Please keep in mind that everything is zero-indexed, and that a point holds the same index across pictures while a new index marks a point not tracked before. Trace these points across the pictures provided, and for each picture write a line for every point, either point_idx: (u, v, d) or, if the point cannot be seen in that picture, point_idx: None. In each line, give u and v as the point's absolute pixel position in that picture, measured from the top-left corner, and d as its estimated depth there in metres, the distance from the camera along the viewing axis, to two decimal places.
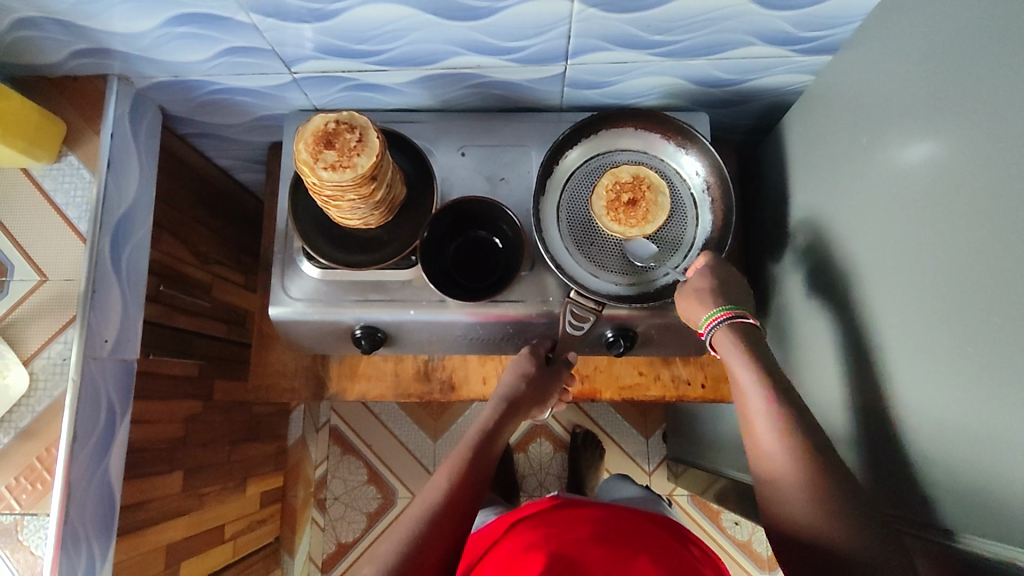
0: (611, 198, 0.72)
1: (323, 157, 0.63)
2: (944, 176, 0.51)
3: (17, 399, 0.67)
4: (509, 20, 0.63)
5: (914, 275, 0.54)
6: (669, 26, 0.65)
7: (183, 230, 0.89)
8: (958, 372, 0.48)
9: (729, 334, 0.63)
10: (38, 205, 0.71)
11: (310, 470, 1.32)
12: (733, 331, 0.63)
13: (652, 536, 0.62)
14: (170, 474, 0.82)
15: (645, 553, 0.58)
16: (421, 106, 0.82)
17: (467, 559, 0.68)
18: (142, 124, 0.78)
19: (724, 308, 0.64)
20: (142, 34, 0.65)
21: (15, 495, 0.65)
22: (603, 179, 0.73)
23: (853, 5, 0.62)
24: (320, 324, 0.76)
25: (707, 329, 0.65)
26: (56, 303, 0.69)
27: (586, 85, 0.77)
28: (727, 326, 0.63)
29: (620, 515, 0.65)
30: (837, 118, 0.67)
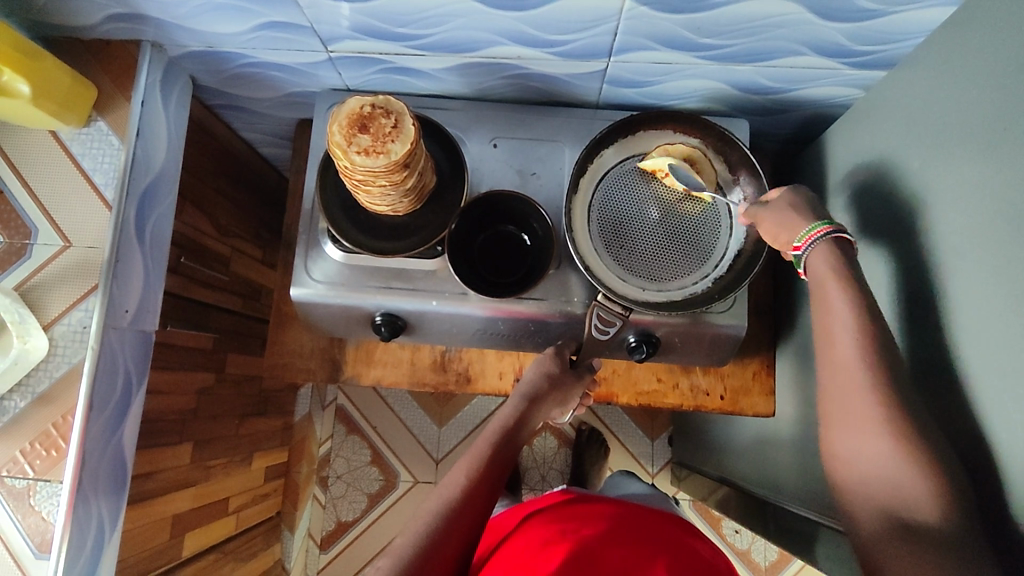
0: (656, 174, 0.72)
1: (357, 141, 0.61)
2: (1010, 209, 0.49)
3: (35, 364, 0.66)
4: (556, 12, 0.61)
5: (974, 308, 0.52)
6: (720, 30, 0.63)
7: (205, 202, 0.88)
8: (1017, 414, 0.46)
9: (829, 250, 0.59)
10: (65, 169, 0.71)
11: (314, 447, 1.32)
12: (833, 249, 0.59)
13: (668, 535, 0.61)
14: (180, 446, 0.82)
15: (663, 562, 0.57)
16: (455, 94, 0.81)
17: (479, 548, 0.68)
18: (173, 92, 0.77)
19: (821, 223, 0.60)
20: (181, 3, 0.64)
21: (29, 460, 0.66)
22: (655, 152, 0.72)
23: (913, 21, 0.60)
24: (340, 308, 0.76)
25: (803, 245, 0.61)
26: (79, 270, 0.68)
27: (627, 83, 0.76)
28: (825, 243, 0.60)
29: (639, 513, 0.64)
30: (893, 136, 0.65)
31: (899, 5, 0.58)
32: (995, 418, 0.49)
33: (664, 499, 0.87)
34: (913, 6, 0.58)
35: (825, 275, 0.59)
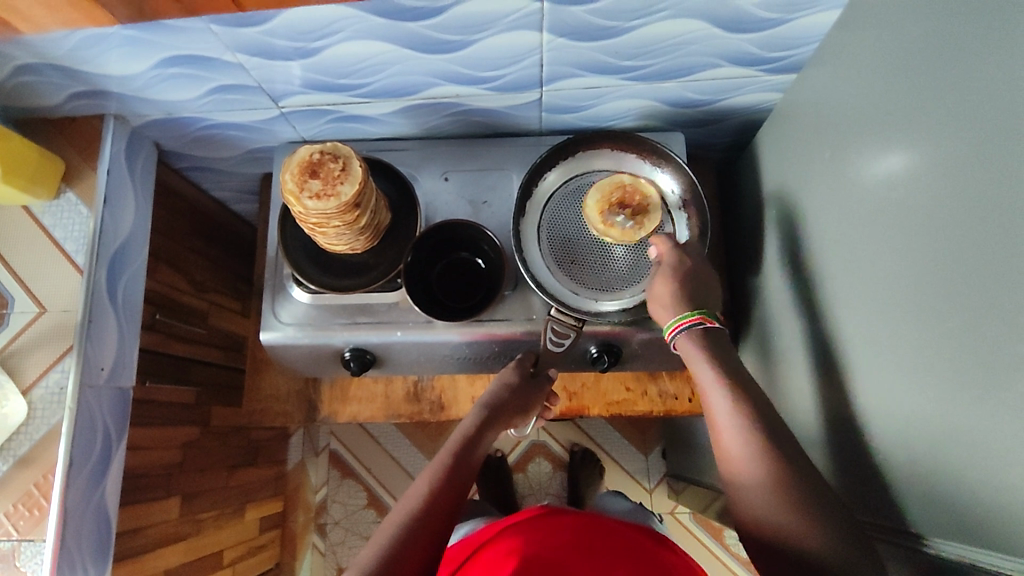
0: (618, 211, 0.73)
1: (308, 187, 0.65)
2: (898, 189, 0.52)
3: (15, 427, 0.69)
4: (483, 51, 0.66)
5: (880, 286, 0.55)
6: (637, 52, 0.68)
7: (179, 260, 0.92)
8: (923, 377, 0.49)
9: (692, 342, 0.65)
10: (38, 240, 0.74)
11: (310, 495, 1.33)
12: (695, 340, 0.65)
13: (634, 541, 0.63)
14: (167, 500, 0.84)
15: (626, 561, 0.59)
16: (406, 135, 0.85)
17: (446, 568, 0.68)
18: (138, 159, 0.82)
19: (685, 317, 0.66)
20: (136, 76, 0.69)
21: (14, 521, 0.67)
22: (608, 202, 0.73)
23: (813, 26, 0.65)
24: (310, 347, 0.78)
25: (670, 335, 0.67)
26: (54, 334, 0.71)
27: (563, 110, 0.80)
28: (688, 334, 0.66)
29: (612, 526, 0.65)
30: (806, 133, 0.69)
31: (795, 12, 0.63)
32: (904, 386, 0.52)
33: (647, 515, 0.89)
34: (809, 11, 0.63)
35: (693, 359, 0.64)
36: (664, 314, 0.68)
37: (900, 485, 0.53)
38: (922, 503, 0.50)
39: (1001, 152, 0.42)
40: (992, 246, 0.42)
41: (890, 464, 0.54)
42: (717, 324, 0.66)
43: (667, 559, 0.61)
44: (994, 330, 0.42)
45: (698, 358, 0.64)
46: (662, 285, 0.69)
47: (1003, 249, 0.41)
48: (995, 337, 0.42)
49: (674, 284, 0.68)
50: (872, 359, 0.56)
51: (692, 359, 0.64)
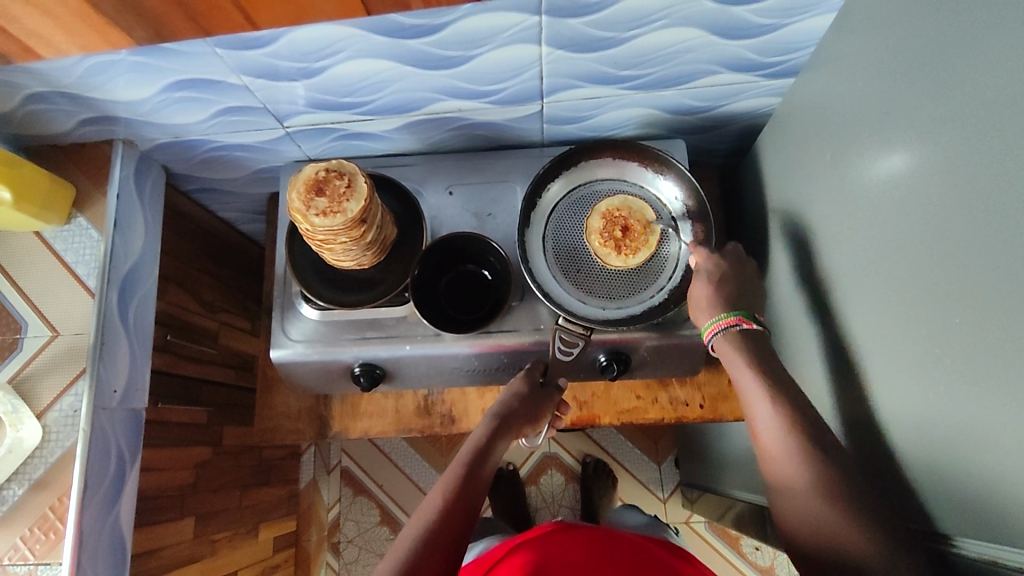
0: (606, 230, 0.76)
1: (314, 204, 0.66)
2: (901, 188, 0.53)
3: (30, 451, 0.69)
4: (483, 65, 0.67)
5: (888, 285, 0.55)
6: (637, 61, 0.69)
7: (189, 281, 0.93)
8: (933, 373, 0.49)
9: (729, 342, 0.67)
10: (50, 265, 0.76)
11: (323, 513, 1.32)
12: (733, 340, 0.66)
13: (650, 558, 0.62)
14: (181, 520, 0.84)
15: None
16: (410, 150, 0.86)
17: None
18: (146, 183, 0.83)
19: (724, 316, 0.67)
20: (144, 101, 0.70)
21: (30, 545, 0.68)
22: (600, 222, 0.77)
23: (809, 30, 0.65)
24: (320, 363, 0.78)
25: (708, 337, 0.68)
26: (67, 358, 0.72)
27: (565, 120, 0.81)
28: (727, 334, 0.67)
29: (625, 543, 0.65)
30: (807, 136, 0.69)
31: (790, 17, 0.63)
32: (915, 383, 0.51)
33: (661, 525, 0.88)
34: (805, 16, 0.63)
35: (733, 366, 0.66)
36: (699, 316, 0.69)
37: (919, 484, 0.52)
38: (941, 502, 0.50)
39: (999, 146, 0.42)
40: (995, 239, 0.42)
41: (905, 465, 0.54)
42: (756, 325, 0.67)
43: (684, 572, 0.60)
44: (1001, 323, 0.42)
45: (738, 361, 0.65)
46: (699, 288, 0.70)
47: (1005, 244, 0.41)
48: (1001, 331, 0.42)
49: (712, 287, 0.70)
50: (883, 359, 0.56)
51: (728, 354, 0.67)
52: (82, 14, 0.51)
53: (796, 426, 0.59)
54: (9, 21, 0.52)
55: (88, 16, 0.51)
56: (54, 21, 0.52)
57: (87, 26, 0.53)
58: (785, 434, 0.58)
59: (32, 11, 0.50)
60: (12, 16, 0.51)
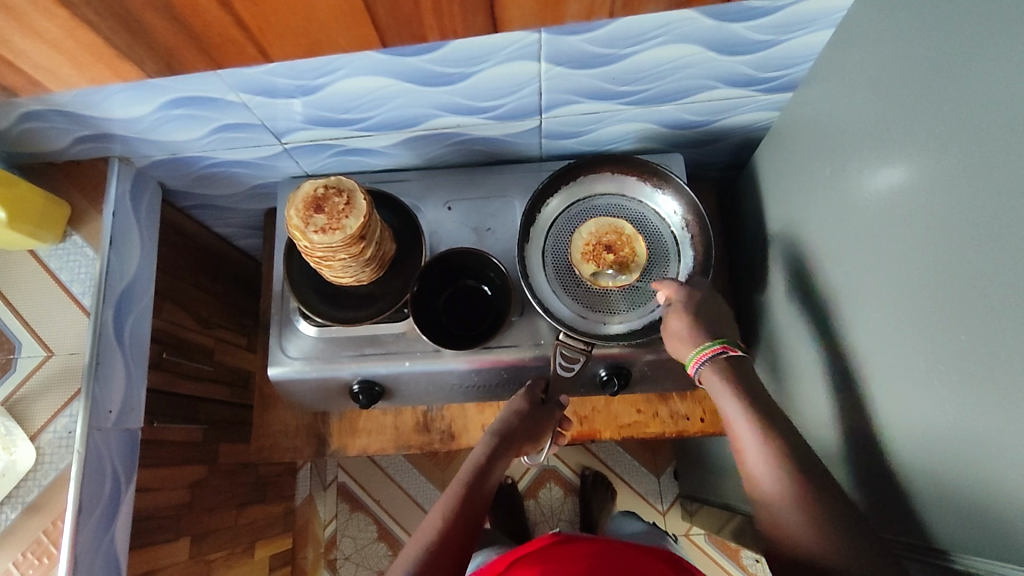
0: (596, 238, 0.77)
1: (313, 221, 0.65)
2: (900, 203, 0.53)
3: (23, 474, 0.68)
4: (482, 82, 0.67)
5: (888, 300, 0.55)
6: (634, 77, 0.69)
7: (185, 298, 0.92)
8: (936, 389, 0.49)
9: (716, 372, 0.65)
10: (44, 283, 0.75)
11: (319, 530, 1.31)
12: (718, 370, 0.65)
13: (652, 569, 0.61)
14: (176, 541, 0.82)
15: None
16: (408, 165, 0.86)
17: None
18: (143, 200, 0.82)
19: (708, 346, 0.66)
20: (140, 118, 0.69)
21: (22, 571, 0.66)
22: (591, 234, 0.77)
23: (805, 46, 0.66)
24: (318, 381, 0.78)
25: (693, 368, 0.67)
26: (61, 378, 0.71)
27: (564, 135, 0.81)
28: (711, 364, 0.65)
29: (622, 552, 0.64)
30: (804, 150, 0.69)
31: (788, 34, 0.64)
32: (917, 399, 0.51)
33: (661, 534, 0.87)
34: (802, 32, 0.64)
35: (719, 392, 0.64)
36: (682, 349, 0.68)
37: (918, 496, 0.52)
38: (937, 515, 0.50)
39: (998, 166, 0.42)
40: (991, 256, 0.43)
41: (910, 481, 0.53)
42: (740, 353, 0.66)
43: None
44: (1003, 338, 0.42)
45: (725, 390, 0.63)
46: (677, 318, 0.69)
47: (1004, 260, 0.42)
48: (1006, 348, 0.42)
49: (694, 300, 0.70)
50: (884, 375, 0.56)
51: (714, 381, 0.65)
52: (92, 49, 0.51)
53: (803, 439, 0.59)
54: (16, 56, 0.52)
55: (107, 44, 0.51)
56: (62, 56, 0.52)
57: (94, 58, 0.53)
58: (785, 451, 0.57)
59: (45, 47, 0.51)
60: (18, 50, 0.52)
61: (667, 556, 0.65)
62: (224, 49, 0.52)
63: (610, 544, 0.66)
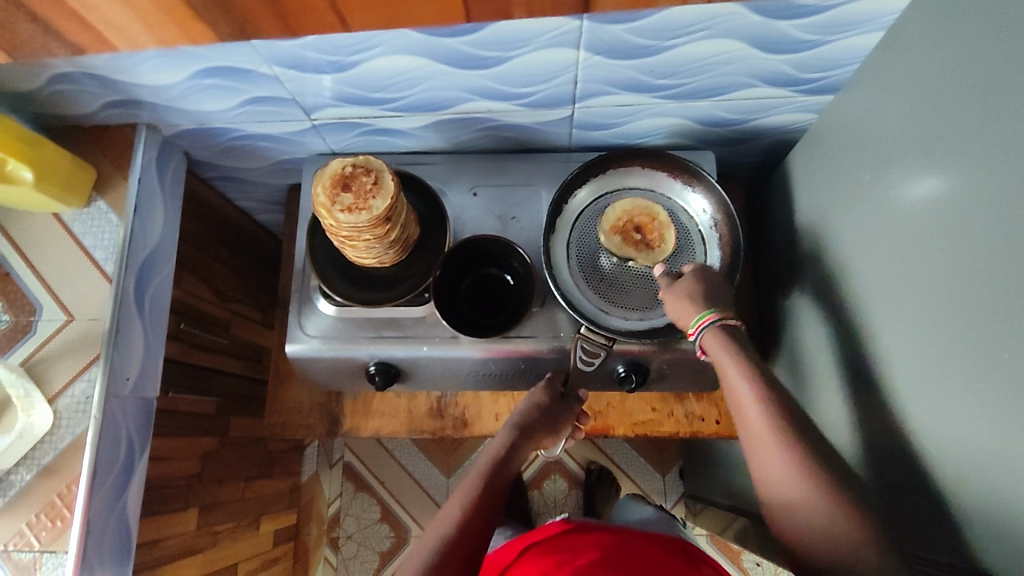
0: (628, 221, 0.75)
1: (340, 200, 0.65)
2: (946, 213, 0.51)
3: (40, 436, 0.68)
4: (518, 67, 0.66)
5: (925, 312, 0.53)
6: (673, 71, 0.68)
7: (204, 269, 0.92)
8: (971, 405, 0.47)
9: (720, 340, 0.63)
10: (67, 247, 0.75)
11: (323, 507, 1.32)
12: (723, 338, 0.63)
13: (667, 557, 0.61)
14: (185, 511, 0.83)
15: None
16: (435, 149, 0.85)
17: None
18: (168, 169, 0.82)
19: (709, 312, 0.65)
20: (171, 86, 0.69)
21: (36, 532, 0.67)
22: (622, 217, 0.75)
23: (851, 47, 0.64)
24: (334, 361, 0.78)
25: (695, 331, 0.65)
26: (81, 343, 0.71)
27: (595, 126, 0.80)
28: (715, 330, 0.64)
29: (634, 541, 0.64)
30: (843, 153, 0.68)
31: (835, 34, 0.62)
32: (944, 416, 0.50)
33: (670, 521, 0.86)
34: (849, 33, 0.62)
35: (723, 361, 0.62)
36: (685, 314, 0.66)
37: (938, 512, 0.52)
38: (956, 532, 0.50)
39: None
40: None
41: (931, 496, 0.53)
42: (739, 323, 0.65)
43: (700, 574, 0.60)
44: None
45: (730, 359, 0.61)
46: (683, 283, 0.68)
47: None
48: None
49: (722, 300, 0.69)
50: (910, 388, 0.55)
51: (718, 350, 0.63)
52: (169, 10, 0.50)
53: None
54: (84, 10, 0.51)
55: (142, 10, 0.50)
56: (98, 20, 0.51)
57: (131, 23, 0.52)
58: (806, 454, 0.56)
59: None
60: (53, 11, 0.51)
61: (680, 546, 0.65)
62: (262, 17, 0.51)
63: (625, 535, 0.66)
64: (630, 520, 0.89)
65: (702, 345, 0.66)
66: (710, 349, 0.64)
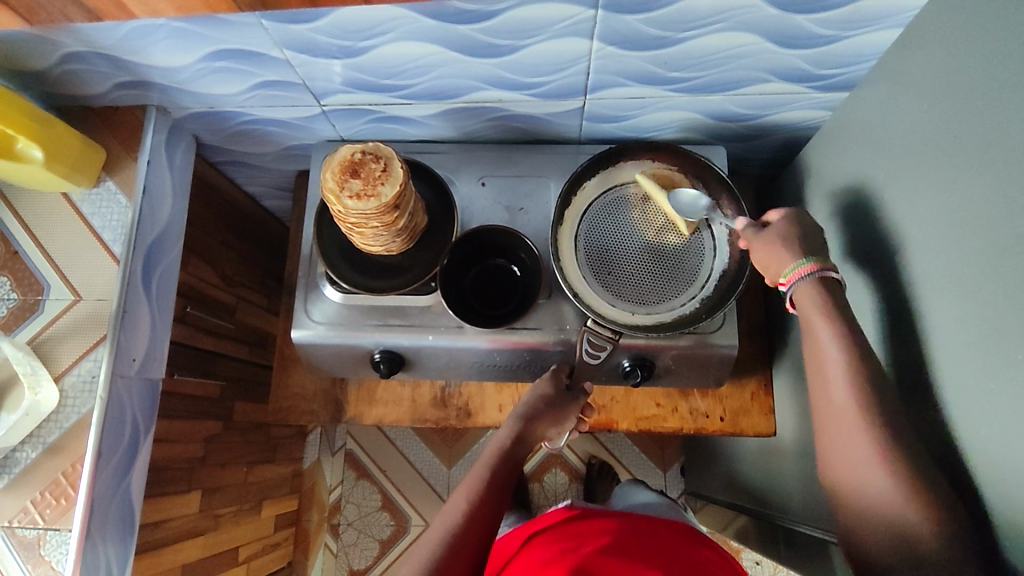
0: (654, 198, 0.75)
1: (348, 186, 0.64)
2: (962, 210, 0.50)
3: (46, 415, 0.69)
4: (530, 56, 0.66)
5: (938, 310, 0.52)
6: (686, 63, 0.67)
7: (210, 253, 0.92)
8: (982, 405, 0.47)
9: (815, 291, 0.59)
10: (76, 227, 0.75)
11: (324, 494, 1.33)
12: (819, 290, 0.59)
13: (670, 542, 0.62)
14: (188, 494, 0.83)
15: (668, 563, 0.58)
16: (444, 138, 0.85)
17: (492, 566, 0.70)
18: (177, 152, 0.82)
19: (807, 261, 0.60)
20: (182, 68, 0.69)
21: (40, 509, 0.67)
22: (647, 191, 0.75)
23: (867, 44, 0.64)
24: (339, 347, 0.78)
25: (788, 282, 0.61)
26: (87, 323, 0.72)
27: (606, 118, 0.79)
28: (810, 281, 0.60)
29: (645, 524, 0.65)
30: (857, 150, 0.67)
31: (852, 29, 0.62)
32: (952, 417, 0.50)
33: (672, 506, 0.85)
34: (866, 29, 0.62)
35: (813, 316, 0.59)
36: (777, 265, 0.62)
37: None
38: None
39: None
40: None
41: None
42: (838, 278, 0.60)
43: (704, 559, 0.60)
44: None
45: (819, 315, 0.58)
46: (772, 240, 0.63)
47: None
48: None
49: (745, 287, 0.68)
50: (922, 388, 0.54)
51: (810, 304, 0.59)
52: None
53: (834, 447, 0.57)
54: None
55: None
56: None
57: None
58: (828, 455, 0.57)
59: None
60: None
61: (686, 529, 0.66)
62: None
63: (632, 518, 0.67)
64: (633, 504, 0.87)
65: (793, 298, 0.62)
66: (800, 301, 0.60)
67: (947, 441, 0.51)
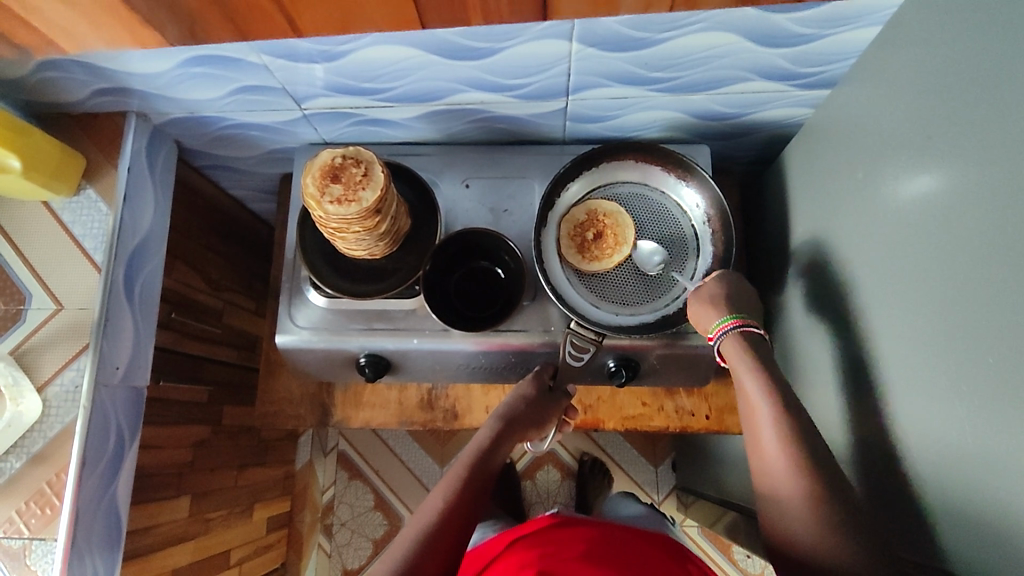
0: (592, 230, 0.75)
1: (329, 191, 0.64)
2: (938, 214, 0.50)
3: (29, 425, 0.69)
4: (510, 59, 0.65)
5: (913, 313, 0.53)
6: (668, 64, 0.67)
7: (196, 258, 0.92)
8: (957, 407, 0.48)
9: (738, 341, 0.66)
10: (56, 235, 0.74)
11: (317, 495, 1.33)
12: (742, 339, 0.66)
13: (643, 549, 0.62)
14: (176, 499, 0.83)
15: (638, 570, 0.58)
16: (428, 140, 0.84)
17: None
18: (159, 157, 0.81)
19: (730, 317, 0.67)
20: (159, 75, 0.68)
21: (25, 519, 0.67)
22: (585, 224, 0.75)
23: (848, 42, 0.64)
24: (325, 351, 0.77)
25: (715, 336, 0.68)
26: (70, 332, 0.71)
27: (589, 119, 0.79)
28: (733, 334, 0.66)
29: (617, 534, 0.65)
30: (837, 149, 0.67)
31: (832, 28, 0.61)
32: (930, 416, 0.51)
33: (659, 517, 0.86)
34: (846, 28, 0.61)
35: (738, 362, 0.65)
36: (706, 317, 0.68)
37: (924, 510, 0.52)
38: (942, 532, 0.50)
39: None
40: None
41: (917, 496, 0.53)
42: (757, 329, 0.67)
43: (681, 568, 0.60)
44: None
45: (745, 359, 0.64)
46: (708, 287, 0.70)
47: None
48: None
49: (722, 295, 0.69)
50: (899, 386, 0.55)
51: (734, 352, 0.66)
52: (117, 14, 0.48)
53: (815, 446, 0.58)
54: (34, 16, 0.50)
55: (119, 14, 0.49)
56: (79, 16, 0.51)
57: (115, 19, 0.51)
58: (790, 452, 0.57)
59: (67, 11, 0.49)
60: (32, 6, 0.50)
61: (663, 541, 0.66)
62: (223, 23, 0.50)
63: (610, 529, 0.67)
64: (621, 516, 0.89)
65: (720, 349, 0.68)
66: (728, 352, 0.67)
67: (926, 438, 0.52)
